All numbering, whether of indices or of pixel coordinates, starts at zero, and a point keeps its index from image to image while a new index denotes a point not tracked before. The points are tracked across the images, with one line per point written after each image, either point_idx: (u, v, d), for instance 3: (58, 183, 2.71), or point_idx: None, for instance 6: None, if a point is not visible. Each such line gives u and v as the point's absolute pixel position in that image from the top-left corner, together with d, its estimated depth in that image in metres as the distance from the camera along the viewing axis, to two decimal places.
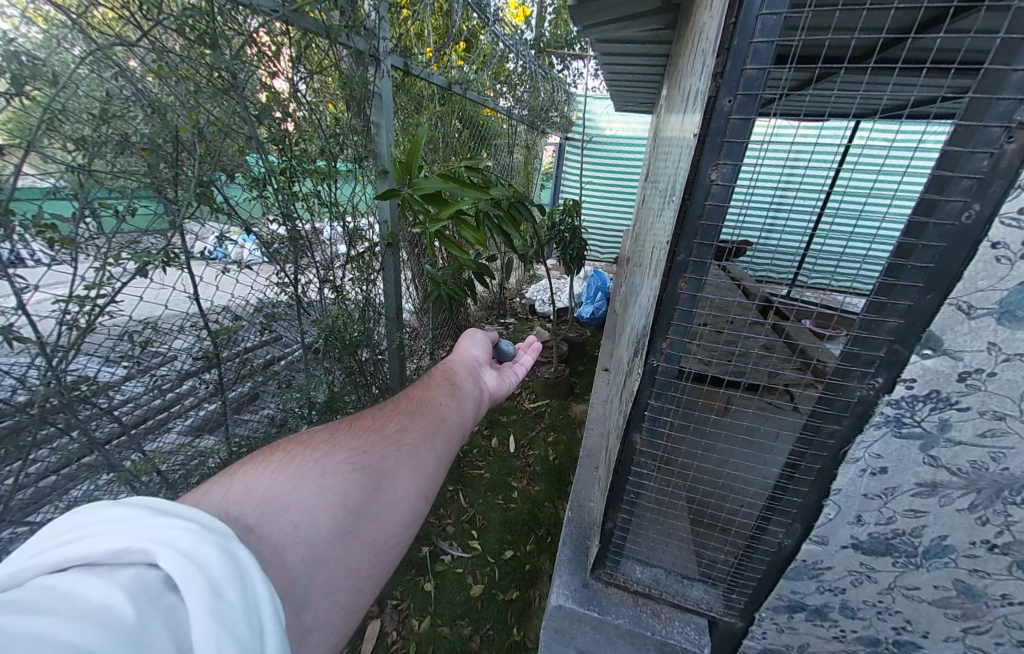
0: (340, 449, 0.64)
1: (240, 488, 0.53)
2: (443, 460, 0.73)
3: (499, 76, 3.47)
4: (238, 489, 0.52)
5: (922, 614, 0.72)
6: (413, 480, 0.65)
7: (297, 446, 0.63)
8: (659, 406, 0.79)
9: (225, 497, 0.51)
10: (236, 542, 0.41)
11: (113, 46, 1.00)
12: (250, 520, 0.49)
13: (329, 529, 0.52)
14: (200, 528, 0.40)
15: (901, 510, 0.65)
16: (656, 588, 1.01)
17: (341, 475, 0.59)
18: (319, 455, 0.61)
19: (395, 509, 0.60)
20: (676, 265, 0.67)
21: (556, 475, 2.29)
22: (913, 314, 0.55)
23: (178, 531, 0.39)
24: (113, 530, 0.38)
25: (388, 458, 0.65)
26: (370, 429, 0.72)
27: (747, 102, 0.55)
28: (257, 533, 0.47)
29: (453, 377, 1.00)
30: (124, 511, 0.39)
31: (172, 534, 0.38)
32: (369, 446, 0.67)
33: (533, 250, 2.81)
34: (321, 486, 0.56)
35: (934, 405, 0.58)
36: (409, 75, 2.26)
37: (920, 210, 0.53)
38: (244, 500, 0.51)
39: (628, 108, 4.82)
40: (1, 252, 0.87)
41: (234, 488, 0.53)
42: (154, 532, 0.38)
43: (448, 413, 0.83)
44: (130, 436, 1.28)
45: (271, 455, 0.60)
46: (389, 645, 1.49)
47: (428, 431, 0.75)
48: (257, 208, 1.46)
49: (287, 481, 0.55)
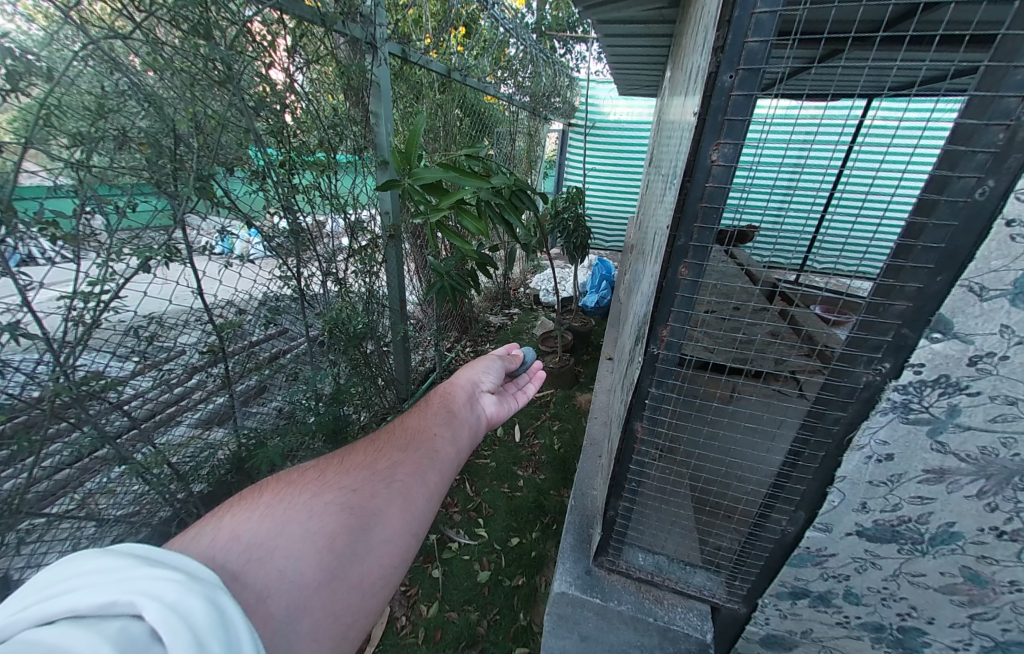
0: (329, 489, 0.64)
1: (227, 533, 0.53)
2: (434, 495, 0.72)
3: (500, 61, 3.40)
4: (224, 533, 0.52)
5: (928, 600, 0.71)
6: (402, 519, 0.64)
7: (286, 486, 0.63)
8: (660, 394, 0.78)
9: (212, 542, 0.52)
10: (223, 593, 0.42)
11: (110, 39, 0.99)
12: (236, 567, 0.49)
13: (314, 575, 0.52)
14: (186, 579, 0.40)
15: (907, 496, 0.64)
16: (658, 575, 1.01)
17: (329, 517, 0.58)
18: (307, 496, 0.61)
19: (382, 552, 0.60)
20: (676, 249, 0.66)
21: (561, 463, 2.30)
22: (922, 297, 0.54)
23: (165, 582, 0.39)
24: (101, 582, 0.38)
25: (378, 496, 0.65)
26: (361, 465, 0.71)
27: (749, 78, 0.53)
28: (242, 580, 0.48)
29: (450, 405, 0.98)
30: (116, 562, 0.40)
31: (159, 586, 0.38)
32: (359, 484, 0.66)
33: (537, 239, 2.78)
34: (308, 529, 0.56)
35: (942, 390, 0.56)
36: (408, 63, 2.22)
37: (931, 188, 0.51)
38: (230, 546, 0.51)
39: (633, 91, 4.71)
40: (10, 251, 0.89)
41: (221, 533, 0.53)
42: (141, 584, 0.38)
43: (442, 445, 0.82)
44: (141, 430, 1.31)
45: (259, 497, 0.60)
46: (399, 629, 1.52)
47: (421, 464, 0.75)
48: (258, 201, 1.47)
49: (274, 525, 0.55)
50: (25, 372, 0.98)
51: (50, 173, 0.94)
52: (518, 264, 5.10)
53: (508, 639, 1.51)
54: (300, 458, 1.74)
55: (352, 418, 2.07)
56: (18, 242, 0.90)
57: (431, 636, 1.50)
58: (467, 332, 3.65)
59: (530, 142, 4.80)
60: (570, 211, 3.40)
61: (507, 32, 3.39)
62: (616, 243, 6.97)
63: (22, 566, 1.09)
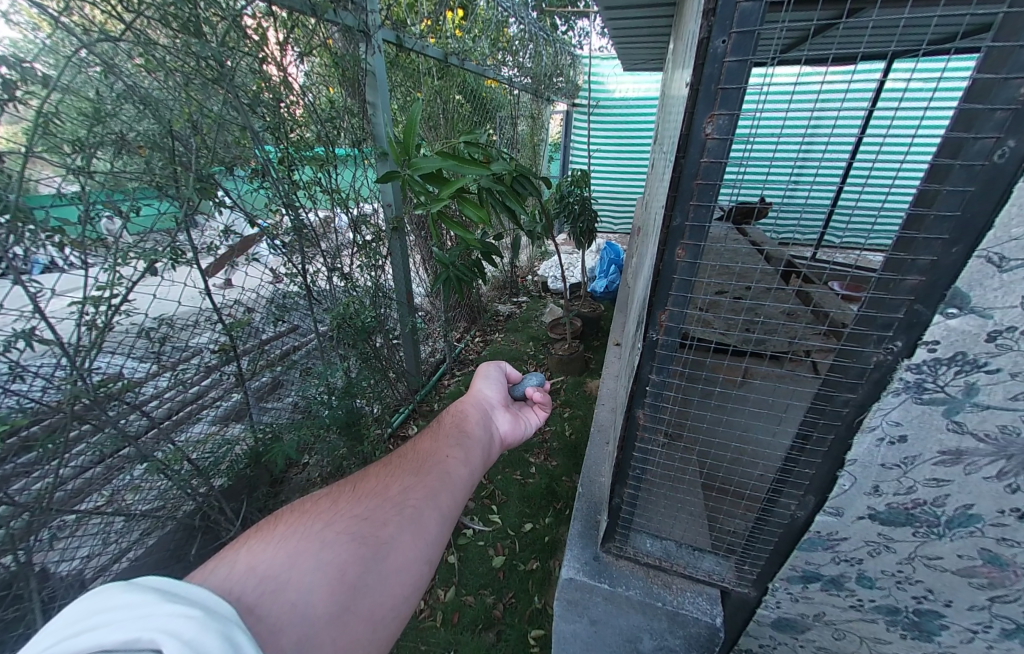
0: (341, 518, 0.64)
1: (244, 566, 0.53)
2: (447, 520, 0.73)
3: (499, 42, 3.31)
4: (240, 566, 0.53)
5: (945, 583, 0.68)
6: (413, 546, 0.65)
7: (300, 515, 0.64)
8: (661, 380, 0.76)
9: (228, 575, 0.52)
10: (237, 629, 0.42)
11: (102, 43, 0.98)
12: (251, 600, 0.49)
13: (326, 608, 0.53)
14: (203, 615, 0.41)
15: (922, 479, 0.61)
16: (667, 560, 1.00)
17: (341, 547, 0.59)
18: (320, 526, 0.62)
19: (394, 580, 0.60)
20: (672, 231, 0.63)
21: (572, 449, 2.30)
22: (936, 270, 0.50)
23: (183, 620, 0.39)
24: (126, 618, 0.38)
25: (390, 524, 0.66)
26: (373, 491, 0.72)
27: (743, 41, 0.49)
28: (257, 613, 0.48)
29: (462, 425, 0.99)
30: (141, 597, 0.40)
31: (178, 623, 0.39)
32: (371, 511, 0.67)
33: (542, 226, 2.75)
34: (321, 559, 0.57)
35: (958, 368, 0.53)
36: (403, 49, 2.18)
37: (943, 153, 0.47)
38: (246, 578, 0.52)
39: (637, 66, 4.52)
40: (41, 257, 0.95)
41: (238, 565, 0.54)
42: (162, 620, 0.39)
43: (453, 465, 0.83)
44: (161, 428, 1.36)
45: (275, 526, 0.61)
46: (417, 613, 1.57)
47: (432, 488, 0.75)
48: (259, 199, 1.49)
49: (288, 556, 0.56)
50: (44, 377, 1.01)
51: (62, 179, 0.97)
52: (526, 251, 5.06)
53: (524, 622, 1.54)
54: (315, 452, 1.78)
55: (365, 410, 2.10)
56: (35, 250, 0.93)
57: (448, 620, 1.54)
58: (476, 322, 3.66)
59: (534, 125, 4.70)
60: (575, 195, 3.32)
61: (505, 11, 3.29)
62: (625, 226, 6.83)
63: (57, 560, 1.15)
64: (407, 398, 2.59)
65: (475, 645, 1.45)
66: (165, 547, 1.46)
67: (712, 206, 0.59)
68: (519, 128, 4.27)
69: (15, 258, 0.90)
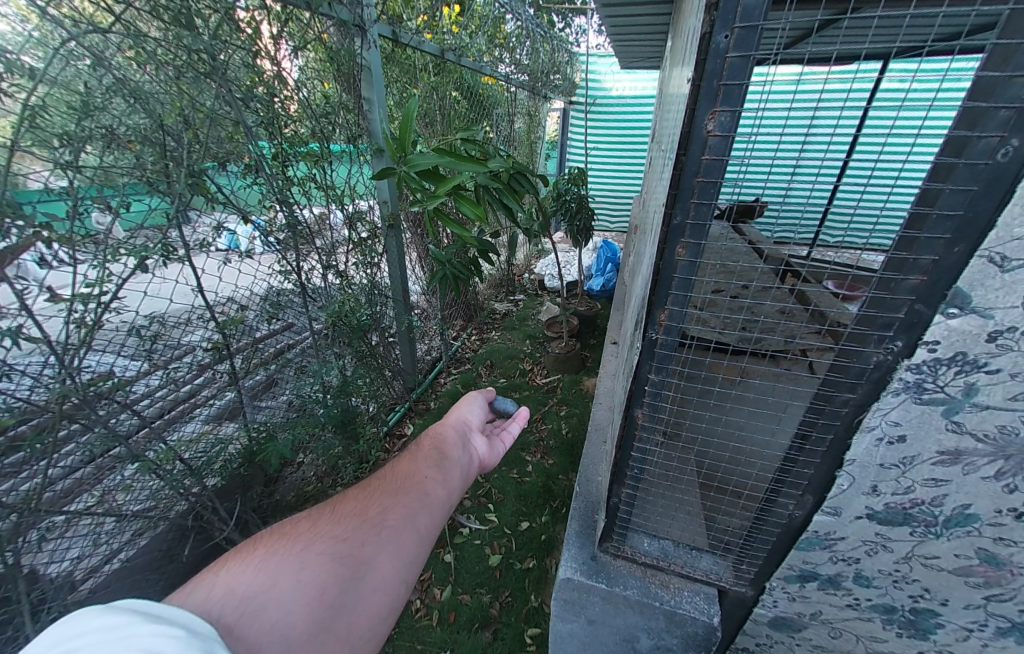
0: (321, 539, 0.63)
1: (223, 587, 0.52)
2: (427, 539, 0.71)
3: (496, 38, 3.28)
4: (221, 587, 0.52)
5: (942, 582, 0.67)
6: (391, 566, 0.64)
7: (279, 536, 0.62)
8: (660, 379, 0.75)
9: (208, 596, 0.51)
10: (218, 649, 0.42)
11: (89, 34, 0.96)
12: (230, 620, 0.49)
13: (303, 628, 0.52)
14: (184, 634, 0.40)
15: (920, 478, 0.61)
16: (664, 560, 0.98)
17: (320, 568, 0.58)
18: (299, 547, 0.60)
19: (372, 601, 0.59)
20: (672, 228, 0.62)
21: (569, 447, 2.30)
22: (938, 270, 0.50)
23: (165, 639, 0.39)
24: (105, 641, 0.37)
25: (368, 544, 0.65)
26: (353, 511, 0.70)
27: (746, 36, 0.48)
28: (235, 634, 0.47)
29: (442, 446, 0.96)
30: (119, 619, 0.39)
31: (160, 642, 0.38)
32: (350, 532, 0.66)
33: (538, 224, 2.74)
34: (299, 581, 0.56)
35: (959, 368, 0.53)
36: (399, 44, 2.15)
37: (948, 151, 0.46)
38: (226, 599, 0.51)
39: (634, 64, 4.51)
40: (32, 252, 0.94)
41: (218, 585, 0.53)
42: (144, 641, 0.38)
43: (433, 485, 0.81)
44: (151, 427, 1.34)
45: (255, 547, 0.60)
46: (413, 612, 1.56)
47: (412, 508, 0.74)
48: (253, 195, 1.47)
49: (267, 578, 0.55)
50: (32, 375, 0.99)
51: (51, 173, 0.95)
52: (522, 249, 5.06)
53: (520, 620, 1.53)
54: (312, 449, 1.78)
55: (361, 409, 2.10)
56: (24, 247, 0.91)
57: (445, 618, 1.53)
58: (472, 320, 3.65)
59: (531, 123, 4.67)
60: (571, 192, 3.31)
61: (502, 7, 3.26)
62: (621, 225, 6.85)
63: (46, 561, 1.13)
64: (403, 396, 2.58)
65: (471, 644, 1.44)
66: (157, 548, 1.44)
67: (713, 203, 0.58)
68: (515, 125, 4.25)
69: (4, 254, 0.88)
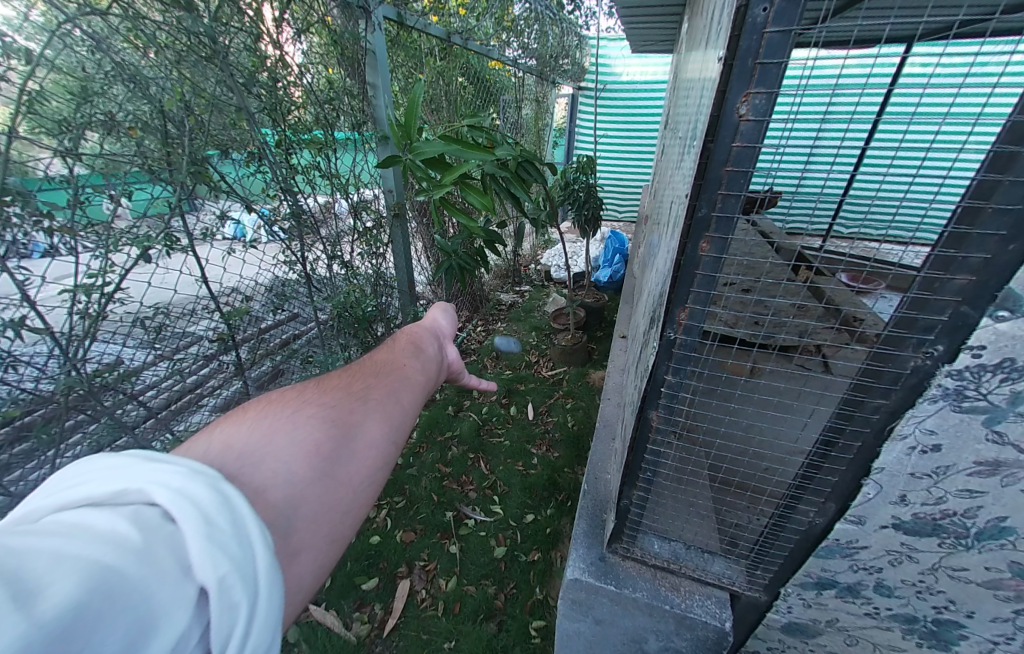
0: (305, 406, 0.56)
1: (195, 450, 0.45)
2: (414, 412, 0.66)
3: (504, 21, 3.19)
4: (194, 452, 0.45)
5: (969, 595, 0.63)
6: (384, 427, 0.59)
7: (257, 404, 0.55)
8: (677, 381, 0.72)
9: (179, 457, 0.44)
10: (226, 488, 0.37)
11: (88, 17, 0.92)
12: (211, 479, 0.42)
13: (300, 476, 0.47)
14: (192, 468, 0.36)
15: (953, 490, 0.56)
16: (675, 562, 0.97)
17: (308, 427, 0.52)
18: (277, 414, 0.53)
19: (370, 454, 0.54)
20: (696, 222, 0.59)
21: (575, 440, 2.28)
22: (989, 269, 0.45)
23: (169, 476, 0.35)
24: (110, 476, 0.34)
25: (355, 412, 0.58)
26: (333, 388, 0.63)
27: (788, 8, 0.44)
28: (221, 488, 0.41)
29: (417, 340, 0.86)
30: (119, 459, 0.35)
31: (164, 477, 0.34)
32: (335, 401, 0.59)
33: (546, 213, 2.68)
34: (290, 438, 0.50)
35: (1006, 375, 0.47)
36: (405, 27, 2.09)
37: (1009, 138, 0.42)
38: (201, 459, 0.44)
39: (646, 48, 4.37)
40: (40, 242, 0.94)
41: (188, 451, 0.45)
42: (148, 474, 0.34)
43: (411, 373, 0.73)
44: (157, 418, 1.34)
45: (231, 415, 0.52)
46: (419, 602, 1.57)
47: (395, 387, 0.67)
48: (257, 184, 1.45)
49: (248, 437, 0.48)
50: (37, 366, 0.99)
51: (53, 161, 0.93)
52: (529, 239, 5.00)
53: (524, 613, 1.53)
54: None
55: None
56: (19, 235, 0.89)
57: (450, 609, 1.54)
58: (478, 311, 3.62)
59: (539, 109, 4.57)
60: (580, 181, 3.24)
61: None
62: (630, 215, 6.74)
63: None
64: None
65: (476, 635, 1.45)
66: None
67: (742, 194, 0.54)
68: (523, 112, 4.16)
69: (16, 244, 0.89)
